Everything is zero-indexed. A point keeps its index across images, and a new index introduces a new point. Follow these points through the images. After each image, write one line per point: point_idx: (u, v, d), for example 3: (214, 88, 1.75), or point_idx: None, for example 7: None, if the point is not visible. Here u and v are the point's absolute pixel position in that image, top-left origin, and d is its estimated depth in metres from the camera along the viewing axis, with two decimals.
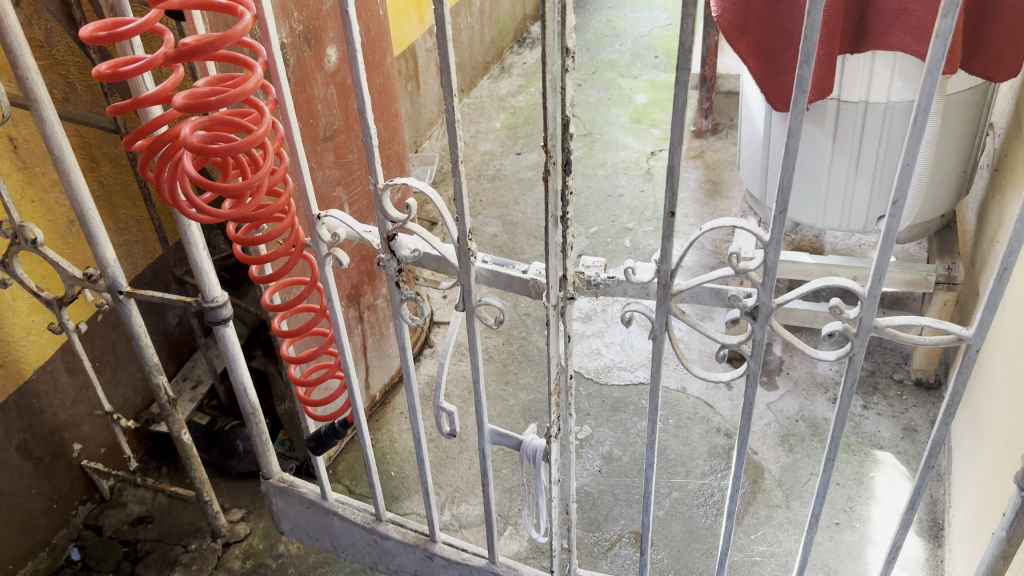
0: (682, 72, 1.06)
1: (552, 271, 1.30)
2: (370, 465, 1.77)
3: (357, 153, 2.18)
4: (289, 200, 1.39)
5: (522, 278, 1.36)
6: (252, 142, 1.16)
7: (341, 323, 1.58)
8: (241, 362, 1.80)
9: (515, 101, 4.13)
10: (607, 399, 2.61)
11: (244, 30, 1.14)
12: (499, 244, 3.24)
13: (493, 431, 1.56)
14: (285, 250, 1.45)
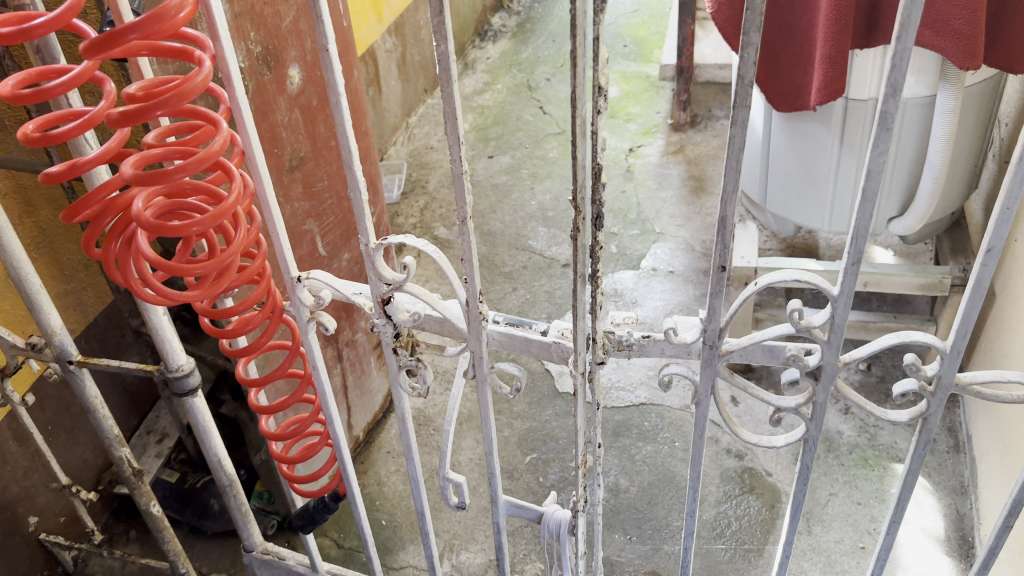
0: (740, 109, 0.88)
1: (581, 335, 1.12)
2: (367, 539, 1.58)
3: (327, 179, 1.97)
4: (265, 264, 1.19)
5: (541, 340, 1.17)
6: (222, 214, 0.98)
7: (329, 390, 1.38)
8: (213, 432, 1.59)
9: (482, 99, 3.93)
10: (608, 423, 2.45)
11: (202, 82, 0.95)
12: (479, 257, 3.06)
13: (509, 502, 1.37)
14: (262, 318, 1.26)
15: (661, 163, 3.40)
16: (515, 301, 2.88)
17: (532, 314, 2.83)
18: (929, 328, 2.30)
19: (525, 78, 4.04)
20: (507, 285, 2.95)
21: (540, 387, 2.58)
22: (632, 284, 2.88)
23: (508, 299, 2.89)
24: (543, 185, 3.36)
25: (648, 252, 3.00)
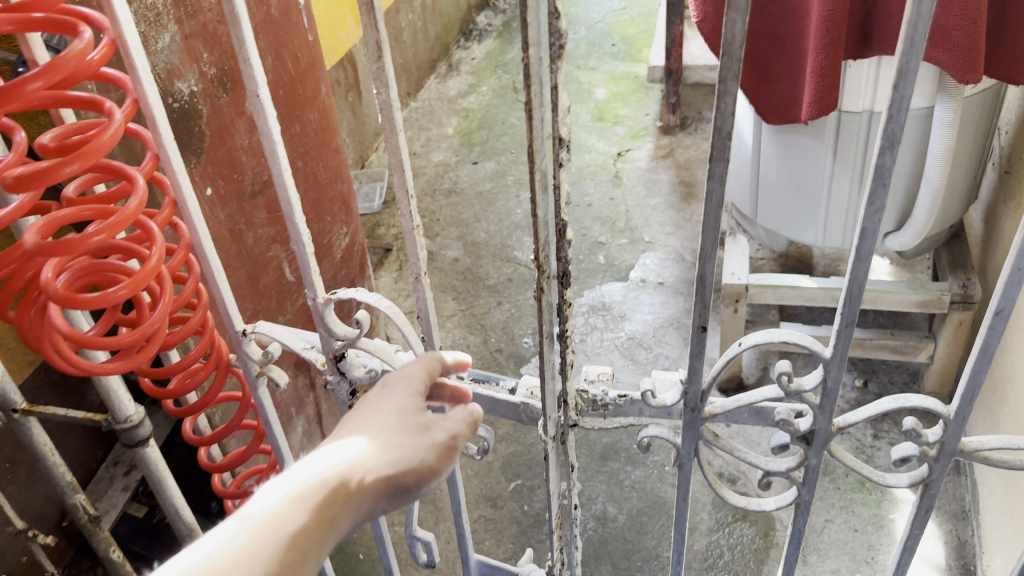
0: (717, 163, 0.79)
1: (553, 396, 1.03)
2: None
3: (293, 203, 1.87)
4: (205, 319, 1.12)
5: (509, 401, 1.09)
6: (136, 283, 0.91)
7: (284, 444, 1.28)
8: (168, 481, 1.51)
9: (466, 102, 3.82)
10: (596, 447, 2.37)
11: (110, 140, 0.88)
12: (462, 269, 2.97)
13: (481, 563, 1.28)
14: (208, 371, 1.18)
15: (650, 168, 3.28)
16: (500, 316, 2.78)
17: (517, 330, 2.73)
18: (928, 345, 2.21)
19: (511, 79, 3.93)
20: (492, 299, 2.85)
21: None
22: (621, 297, 2.78)
23: (492, 314, 2.79)
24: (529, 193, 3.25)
25: (638, 263, 2.90)
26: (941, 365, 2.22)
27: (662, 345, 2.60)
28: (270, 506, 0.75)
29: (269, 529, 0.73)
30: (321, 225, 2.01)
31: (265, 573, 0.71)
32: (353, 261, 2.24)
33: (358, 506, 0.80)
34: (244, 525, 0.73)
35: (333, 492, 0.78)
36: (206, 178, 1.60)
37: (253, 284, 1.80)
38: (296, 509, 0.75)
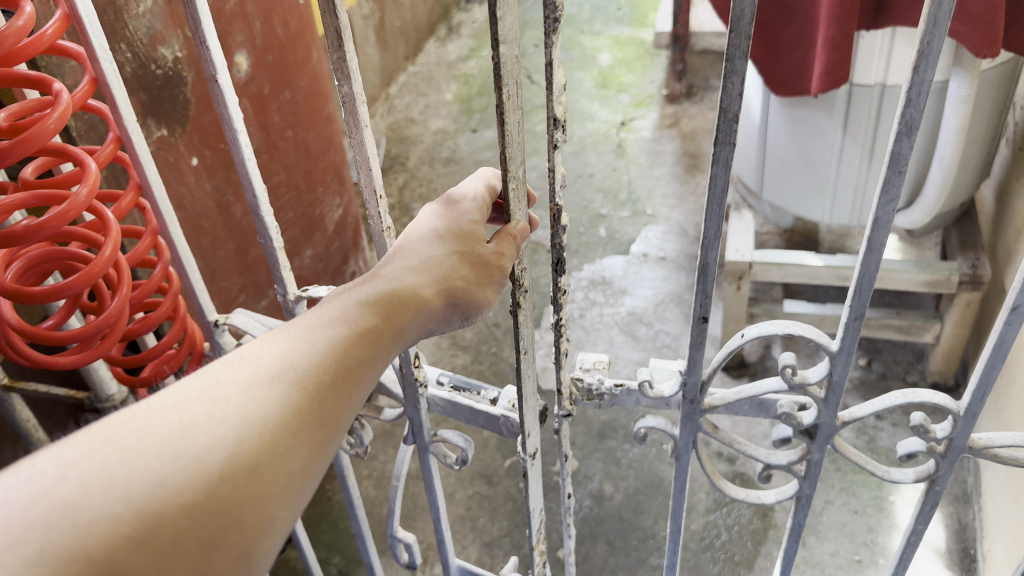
0: (721, 148, 0.73)
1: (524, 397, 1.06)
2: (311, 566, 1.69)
3: (283, 173, 1.82)
4: (173, 306, 1.29)
5: (489, 412, 1.14)
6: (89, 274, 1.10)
7: None
8: None
9: (466, 67, 3.74)
10: (593, 425, 2.34)
11: (56, 127, 1.03)
12: None
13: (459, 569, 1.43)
14: (181, 355, 1.37)
15: (654, 138, 3.20)
16: None
17: None
18: (934, 326, 2.16)
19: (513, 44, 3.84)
20: None
21: None
22: (621, 272, 2.73)
23: None
24: (529, 163, 3.17)
25: (639, 236, 2.83)
26: (947, 346, 2.18)
27: (661, 321, 2.56)
28: (335, 311, 0.77)
29: (339, 326, 0.75)
30: (313, 195, 1.96)
31: (337, 365, 0.72)
32: (347, 233, 2.19)
33: (422, 321, 0.82)
34: (312, 327, 0.74)
35: (398, 300, 0.80)
36: (191, 147, 1.54)
37: (241, 257, 1.76)
38: (360, 309, 0.77)
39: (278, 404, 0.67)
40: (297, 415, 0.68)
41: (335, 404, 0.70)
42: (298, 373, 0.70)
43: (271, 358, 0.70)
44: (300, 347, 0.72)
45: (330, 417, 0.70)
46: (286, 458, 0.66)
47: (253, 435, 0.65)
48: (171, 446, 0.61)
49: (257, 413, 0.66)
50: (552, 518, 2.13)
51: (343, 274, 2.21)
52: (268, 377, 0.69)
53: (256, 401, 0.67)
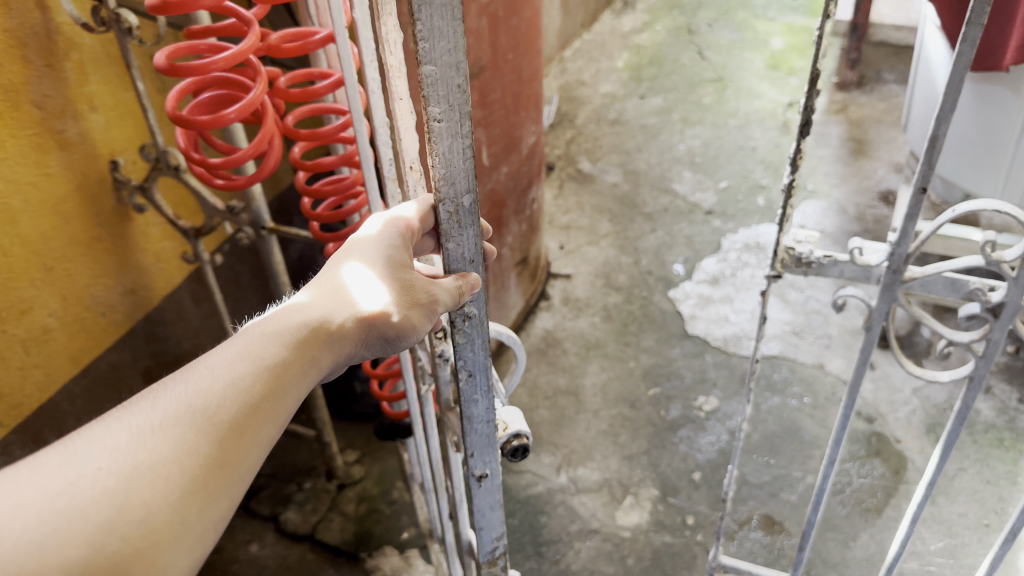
0: (972, 27, 0.88)
1: (472, 417, 1.05)
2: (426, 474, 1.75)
3: (500, 92, 2.05)
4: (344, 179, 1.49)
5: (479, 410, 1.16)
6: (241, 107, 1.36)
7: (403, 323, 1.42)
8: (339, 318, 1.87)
9: (639, 39, 3.97)
10: (736, 370, 2.46)
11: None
12: (621, 194, 3.12)
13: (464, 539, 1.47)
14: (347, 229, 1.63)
15: (821, 121, 3.31)
16: (654, 241, 2.91)
17: (669, 255, 2.85)
18: None
19: (685, 23, 4.04)
20: (647, 225, 2.97)
21: (670, 326, 2.61)
22: None
23: (647, 239, 2.92)
24: (693, 131, 3.34)
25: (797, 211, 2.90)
26: None
27: (811, 288, 2.70)
28: (241, 346, 0.82)
29: (244, 364, 0.80)
30: (517, 118, 2.19)
31: (237, 409, 0.77)
32: (534, 161, 2.39)
33: (339, 347, 0.85)
34: (219, 368, 0.79)
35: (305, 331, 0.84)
36: None
37: None
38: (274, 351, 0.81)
39: (172, 448, 0.73)
40: (191, 457, 0.74)
41: (233, 442, 0.76)
42: (195, 414, 0.76)
43: (176, 402, 0.76)
44: (206, 392, 0.77)
45: (233, 457, 0.76)
46: (183, 507, 0.72)
47: (141, 482, 0.71)
48: (56, 500, 0.68)
49: (148, 458, 0.72)
50: (690, 446, 2.27)
51: (528, 198, 2.41)
52: (173, 424, 0.75)
53: (149, 447, 0.73)
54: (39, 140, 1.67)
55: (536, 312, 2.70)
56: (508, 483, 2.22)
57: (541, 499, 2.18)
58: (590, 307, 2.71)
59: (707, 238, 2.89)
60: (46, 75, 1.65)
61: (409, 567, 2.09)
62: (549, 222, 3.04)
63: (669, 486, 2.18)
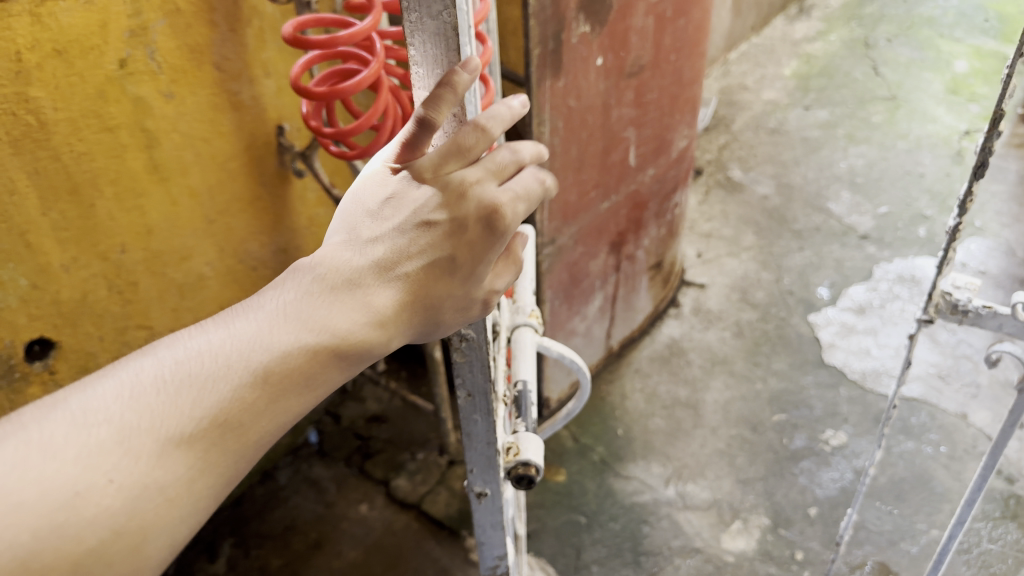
0: None
1: (471, 435, 1.00)
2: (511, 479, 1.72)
3: (656, 93, 2.01)
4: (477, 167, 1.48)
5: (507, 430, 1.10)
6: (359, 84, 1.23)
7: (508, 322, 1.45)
8: None
9: (811, 47, 3.81)
10: (870, 408, 2.34)
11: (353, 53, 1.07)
12: (771, 207, 3.01)
13: None
14: None
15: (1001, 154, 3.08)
16: (799, 260, 2.79)
17: (814, 277, 2.73)
18: None
19: (864, 34, 3.85)
20: (794, 243, 2.86)
21: (805, 351, 2.51)
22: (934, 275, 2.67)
23: (792, 257, 2.81)
24: (858, 149, 3.18)
25: (960, 244, 2.71)
26: None
27: (965, 332, 2.53)
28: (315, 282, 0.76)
29: (314, 314, 0.75)
30: (670, 121, 2.14)
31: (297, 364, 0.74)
32: (682, 166, 2.34)
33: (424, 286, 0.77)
34: (218, 353, 0.72)
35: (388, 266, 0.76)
36: (600, 49, 1.76)
37: (603, 157, 1.97)
38: (287, 335, 0.74)
39: (223, 403, 0.71)
40: (239, 412, 0.72)
41: (286, 397, 0.74)
42: (253, 369, 0.73)
43: (203, 376, 0.71)
44: (202, 381, 0.71)
45: (278, 410, 0.74)
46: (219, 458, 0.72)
47: (184, 435, 0.70)
48: (95, 449, 0.67)
49: (198, 410, 0.71)
50: (810, 479, 2.18)
51: (671, 202, 2.36)
52: (164, 424, 0.70)
53: (201, 400, 0.71)
54: (215, 100, 1.76)
55: (664, 317, 2.67)
56: (615, 487, 2.21)
57: (646, 509, 2.15)
58: (722, 320, 2.64)
59: (858, 264, 2.75)
60: (229, 39, 1.72)
61: None
62: (690, 228, 2.97)
63: (782, 517, 2.11)
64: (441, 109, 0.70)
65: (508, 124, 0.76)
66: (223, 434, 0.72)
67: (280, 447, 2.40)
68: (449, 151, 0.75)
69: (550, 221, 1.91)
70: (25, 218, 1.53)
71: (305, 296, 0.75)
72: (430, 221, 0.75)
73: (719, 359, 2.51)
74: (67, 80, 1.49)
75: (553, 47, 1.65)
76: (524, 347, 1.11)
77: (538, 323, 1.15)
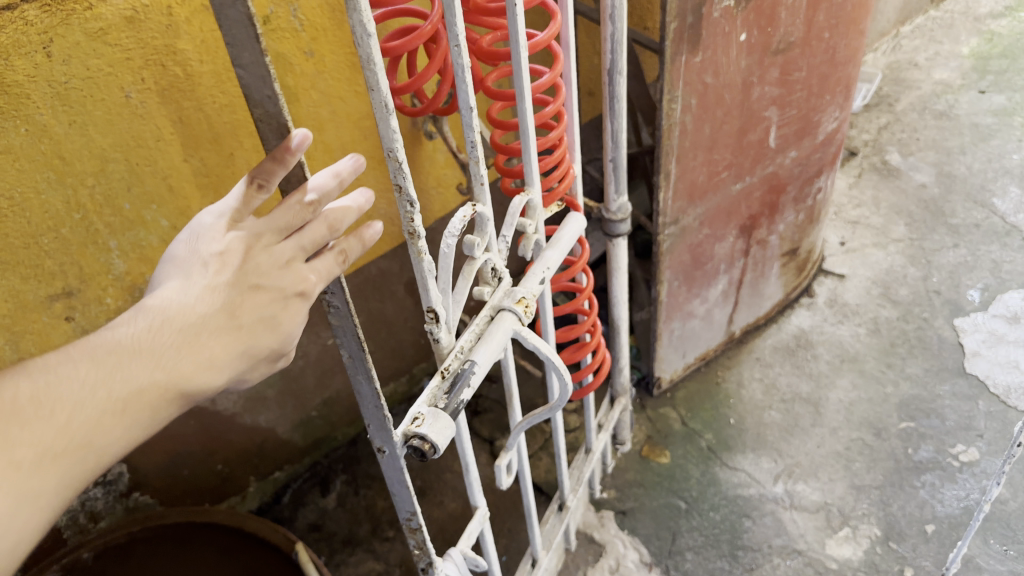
0: None
1: (359, 395, 1.01)
2: (559, 452, 1.76)
3: (805, 71, 1.86)
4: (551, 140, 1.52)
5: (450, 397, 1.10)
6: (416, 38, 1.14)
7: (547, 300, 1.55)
8: (624, 306, 1.77)
9: (996, 24, 3.49)
10: (1010, 427, 2.16)
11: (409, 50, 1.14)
12: (927, 197, 2.79)
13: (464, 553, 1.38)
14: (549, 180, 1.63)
15: None
16: (952, 258, 2.59)
17: (966, 278, 2.53)
18: None
19: None
20: (948, 238, 2.65)
21: (945, 357, 2.34)
22: None
23: (944, 254, 2.60)
24: None
25: None
26: None
27: None
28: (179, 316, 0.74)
29: (179, 347, 0.74)
30: (819, 102, 1.98)
31: (154, 397, 0.73)
32: (829, 149, 2.18)
33: (255, 332, 0.78)
34: (86, 380, 0.70)
35: (229, 314, 0.76)
36: (745, 25, 1.65)
37: (739, 137, 1.87)
38: (146, 368, 0.72)
39: (86, 431, 0.70)
40: (97, 439, 0.71)
41: (140, 425, 0.73)
42: (119, 399, 0.71)
43: (72, 399, 0.69)
44: (68, 406, 0.69)
45: (134, 435, 0.74)
46: (74, 480, 0.71)
47: (47, 462, 0.68)
48: None
49: (61, 439, 0.68)
50: (932, 494, 2.05)
51: (813, 186, 2.22)
52: (38, 442, 0.67)
53: (66, 426, 0.68)
54: (353, 60, 1.81)
55: (795, 306, 2.56)
56: (719, 476, 2.16)
57: (749, 503, 2.09)
58: (857, 314, 2.49)
59: (1019, 268, 2.52)
60: None
61: (601, 527, 2.09)
62: (835, 213, 2.82)
63: (895, 531, 1.99)
64: (270, 180, 0.75)
65: (332, 191, 0.80)
66: (85, 455, 0.71)
67: (396, 394, 2.49)
68: (277, 224, 0.78)
69: (674, 201, 1.85)
70: (168, 162, 1.64)
71: (162, 333, 0.73)
72: (260, 285, 0.77)
73: (847, 356, 2.39)
74: (212, 35, 1.57)
75: (692, 21, 1.55)
76: (495, 331, 1.17)
77: (520, 315, 1.20)
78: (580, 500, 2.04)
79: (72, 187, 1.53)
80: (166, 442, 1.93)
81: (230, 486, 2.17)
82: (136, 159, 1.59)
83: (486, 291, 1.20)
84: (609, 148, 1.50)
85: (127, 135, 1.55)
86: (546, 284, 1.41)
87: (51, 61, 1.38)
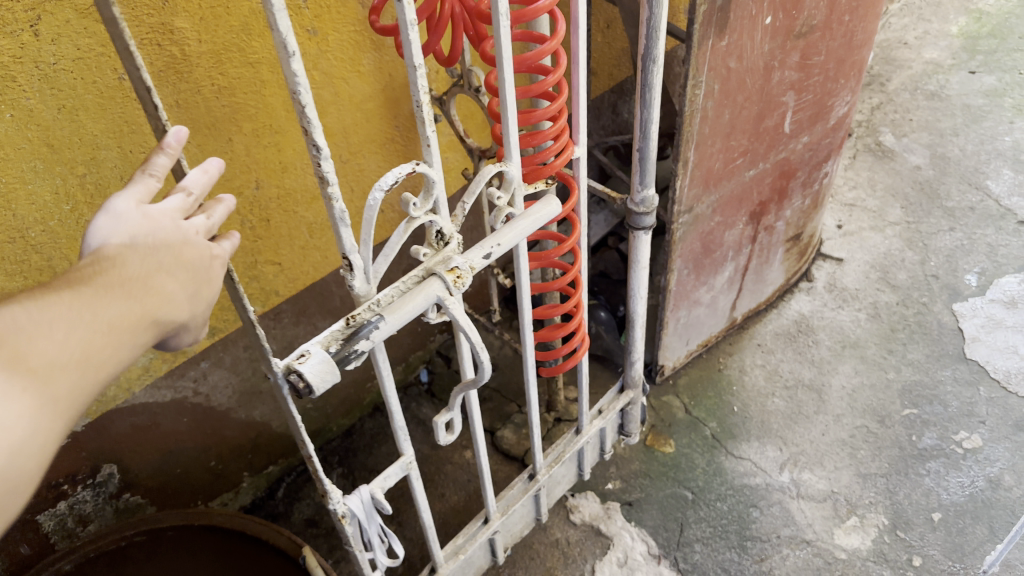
0: None
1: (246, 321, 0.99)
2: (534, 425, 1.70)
3: (824, 55, 1.81)
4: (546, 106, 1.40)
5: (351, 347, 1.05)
6: None
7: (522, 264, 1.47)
8: (641, 298, 1.71)
9: (983, 4, 3.48)
10: (1011, 413, 2.16)
11: None
12: (922, 178, 2.78)
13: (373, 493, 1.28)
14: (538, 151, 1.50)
15: None
16: (949, 242, 2.58)
17: (963, 262, 2.52)
18: None
19: None
20: (945, 222, 2.64)
21: (946, 343, 2.33)
22: None
23: (941, 238, 2.60)
24: None
25: None
26: None
27: None
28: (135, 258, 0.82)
29: (143, 280, 0.81)
30: (834, 86, 1.93)
31: (133, 320, 0.80)
32: (838, 134, 2.13)
33: (195, 280, 0.86)
34: (78, 299, 0.76)
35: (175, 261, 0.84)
36: (771, 8, 1.59)
37: (756, 123, 1.82)
38: (121, 296, 0.79)
39: (88, 343, 0.76)
40: (98, 352, 0.77)
41: (128, 345, 0.80)
42: (108, 320, 0.78)
43: (70, 317, 0.75)
44: (69, 323, 0.75)
45: (124, 356, 0.80)
46: (81, 393, 0.76)
47: (59, 371, 0.74)
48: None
49: (65, 351, 0.74)
50: (937, 481, 2.04)
51: (821, 171, 2.18)
52: (51, 352, 0.73)
53: (71, 339, 0.75)
54: (357, 38, 1.70)
55: (794, 291, 2.54)
56: (724, 466, 2.13)
57: (756, 492, 2.07)
58: (858, 299, 2.48)
59: (1015, 252, 2.52)
60: None
61: (607, 518, 2.05)
62: (832, 196, 2.79)
63: (902, 519, 1.98)
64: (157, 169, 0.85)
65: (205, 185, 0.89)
66: (90, 371, 0.77)
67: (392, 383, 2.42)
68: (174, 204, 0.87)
69: (689, 188, 1.79)
70: None
71: (123, 269, 0.80)
72: (182, 245, 0.85)
73: (848, 341, 2.37)
74: (211, 12, 1.44)
75: (720, 4, 1.48)
76: (419, 293, 1.09)
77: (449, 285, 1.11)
78: (559, 478, 1.98)
79: (61, 176, 1.42)
80: (159, 440, 1.84)
81: (224, 482, 2.08)
82: (129, 145, 1.48)
83: (425, 250, 1.10)
84: (638, 138, 1.43)
85: (120, 120, 1.44)
86: (489, 261, 1.30)
87: (39, 41, 1.27)
